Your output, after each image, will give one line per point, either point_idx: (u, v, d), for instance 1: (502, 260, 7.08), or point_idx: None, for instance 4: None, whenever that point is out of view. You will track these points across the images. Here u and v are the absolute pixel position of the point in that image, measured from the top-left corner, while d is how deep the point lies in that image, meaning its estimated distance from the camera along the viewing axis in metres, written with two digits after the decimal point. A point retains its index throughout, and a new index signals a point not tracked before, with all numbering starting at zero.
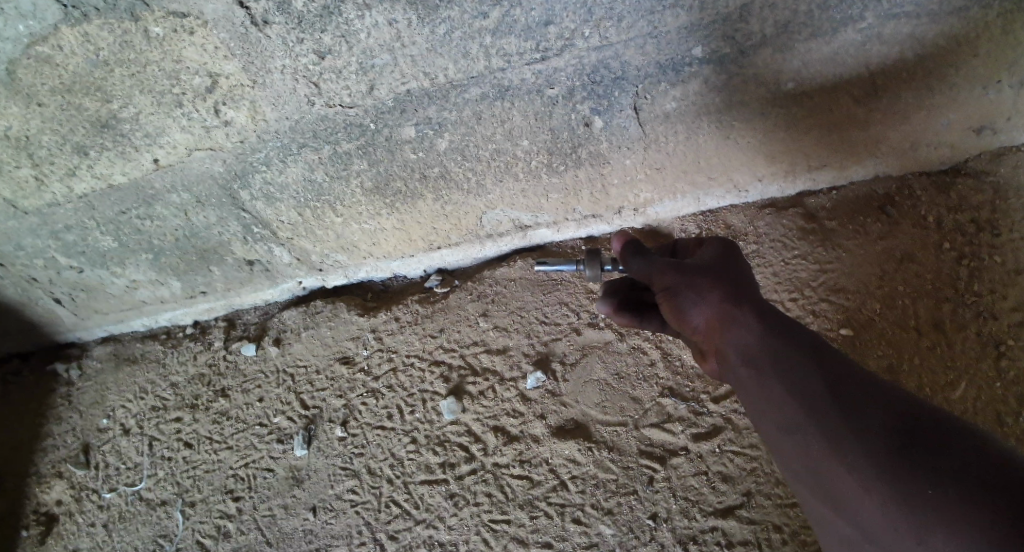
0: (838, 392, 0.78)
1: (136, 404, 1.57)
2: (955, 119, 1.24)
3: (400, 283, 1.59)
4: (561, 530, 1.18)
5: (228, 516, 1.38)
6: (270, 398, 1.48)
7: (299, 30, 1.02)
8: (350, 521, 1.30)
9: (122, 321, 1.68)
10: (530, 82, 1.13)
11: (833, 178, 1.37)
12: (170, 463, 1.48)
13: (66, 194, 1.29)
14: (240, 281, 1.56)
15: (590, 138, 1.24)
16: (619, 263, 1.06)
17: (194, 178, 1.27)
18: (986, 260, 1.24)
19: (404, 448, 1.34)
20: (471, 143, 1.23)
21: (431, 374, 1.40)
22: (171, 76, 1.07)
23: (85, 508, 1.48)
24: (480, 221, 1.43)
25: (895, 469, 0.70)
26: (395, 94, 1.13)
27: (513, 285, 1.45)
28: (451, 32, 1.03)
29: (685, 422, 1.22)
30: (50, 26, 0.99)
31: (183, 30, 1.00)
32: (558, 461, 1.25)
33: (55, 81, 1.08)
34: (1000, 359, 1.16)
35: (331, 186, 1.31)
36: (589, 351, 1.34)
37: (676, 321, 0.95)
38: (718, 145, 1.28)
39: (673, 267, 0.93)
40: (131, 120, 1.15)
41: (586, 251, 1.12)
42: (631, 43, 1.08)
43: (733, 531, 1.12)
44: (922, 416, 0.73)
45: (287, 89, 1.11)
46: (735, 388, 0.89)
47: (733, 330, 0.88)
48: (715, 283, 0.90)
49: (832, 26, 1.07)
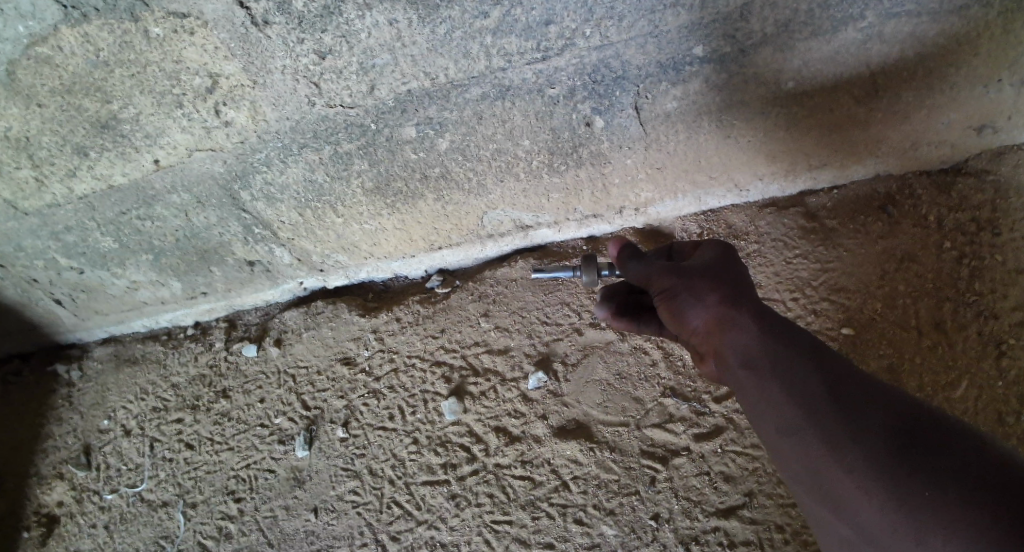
0: (837, 393, 0.78)
1: (137, 405, 1.57)
2: (955, 118, 1.24)
3: (400, 283, 1.59)
4: (563, 531, 1.18)
5: (229, 518, 1.38)
6: (271, 399, 1.48)
7: (299, 30, 1.01)
8: (352, 522, 1.30)
9: (123, 322, 1.68)
10: (530, 81, 1.13)
11: (834, 178, 1.37)
12: (171, 465, 1.48)
13: (67, 195, 1.29)
14: (240, 282, 1.56)
15: (590, 138, 1.24)
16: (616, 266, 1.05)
17: (194, 179, 1.26)
18: (987, 260, 1.23)
19: (405, 449, 1.34)
20: (472, 143, 1.23)
21: (432, 374, 1.40)
22: (171, 76, 1.07)
23: (86, 509, 1.48)
24: (480, 221, 1.43)
25: (894, 469, 0.70)
26: (395, 94, 1.13)
27: (513, 285, 1.45)
28: (452, 31, 1.03)
29: (686, 422, 1.22)
30: (50, 26, 0.99)
31: (183, 30, 1.00)
32: (560, 461, 1.24)
33: (55, 82, 1.07)
34: (1001, 359, 1.15)
35: (331, 186, 1.31)
36: (590, 351, 1.34)
37: (674, 324, 0.94)
38: (718, 145, 1.28)
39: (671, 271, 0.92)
40: (131, 121, 1.14)
41: (583, 257, 1.13)
42: (631, 43, 1.08)
43: (735, 532, 1.12)
44: (921, 417, 0.73)
45: (287, 89, 1.10)
46: (732, 389, 0.89)
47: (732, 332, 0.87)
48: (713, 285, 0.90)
49: (832, 25, 1.07)
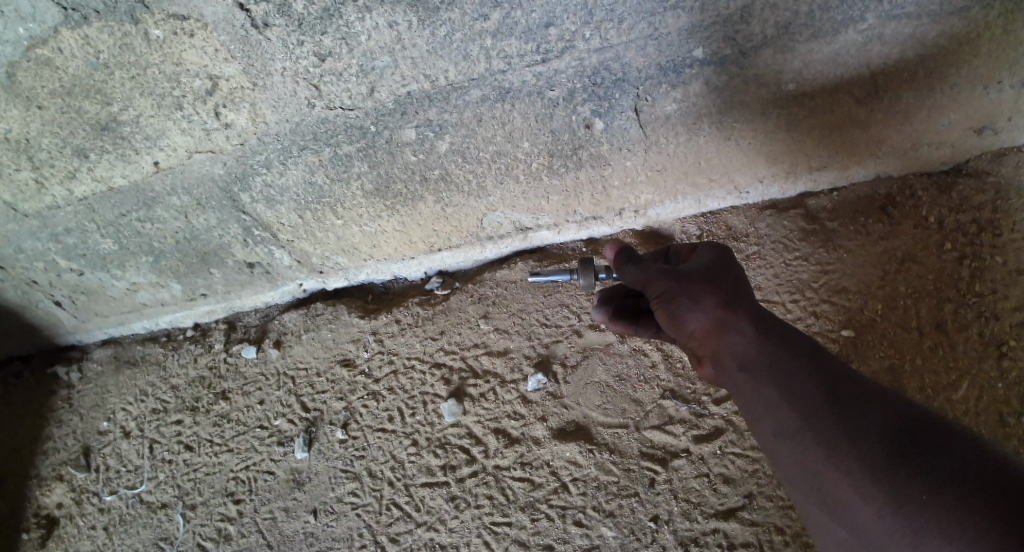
0: (836, 395, 0.78)
1: (136, 407, 1.57)
2: (956, 119, 1.24)
3: (400, 285, 1.59)
4: (562, 532, 1.18)
5: (229, 519, 1.38)
6: (271, 400, 1.48)
7: (299, 32, 1.02)
8: (352, 524, 1.30)
9: (123, 324, 1.68)
10: (530, 83, 1.13)
11: (834, 179, 1.37)
12: (170, 466, 1.47)
13: (67, 197, 1.29)
14: (240, 283, 1.56)
15: (590, 140, 1.24)
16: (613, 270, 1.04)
17: (195, 180, 1.26)
18: (988, 260, 1.23)
19: (404, 450, 1.34)
20: (472, 145, 1.23)
21: (432, 375, 1.40)
22: (171, 78, 1.07)
23: (85, 511, 1.47)
24: (480, 223, 1.43)
25: (894, 471, 0.70)
26: (395, 96, 1.13)
27: (513, 286, 1.45)
28: (452, 34, 1.03)
29: (686, 423, 1.22)
30: (50, 28, 0.99)
31: (183, 32, 1.00)
32: (560, 463, 1.24)
33: (55, 84, 1.08)
34: (1002, 359, 1.15)
35: (331, 188, 1.31)
36: (590, 353, 1.34)
37: (671, 328, 0.95)
38: (718, 146, 1.28)
39: (668, 275, 0.93)
40: (131, 123, 1.15)
41: (580, 260, 1.13)
42: (631, 45, 1.08)
43: (735, 533, 1.12)
44: (919, 418, 0.73)
45: (287, 91, 1.11)
46: (730, 392, 0.89)
47: (731, 334, 0.88)
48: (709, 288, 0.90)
49: (832, 27, 1.07)
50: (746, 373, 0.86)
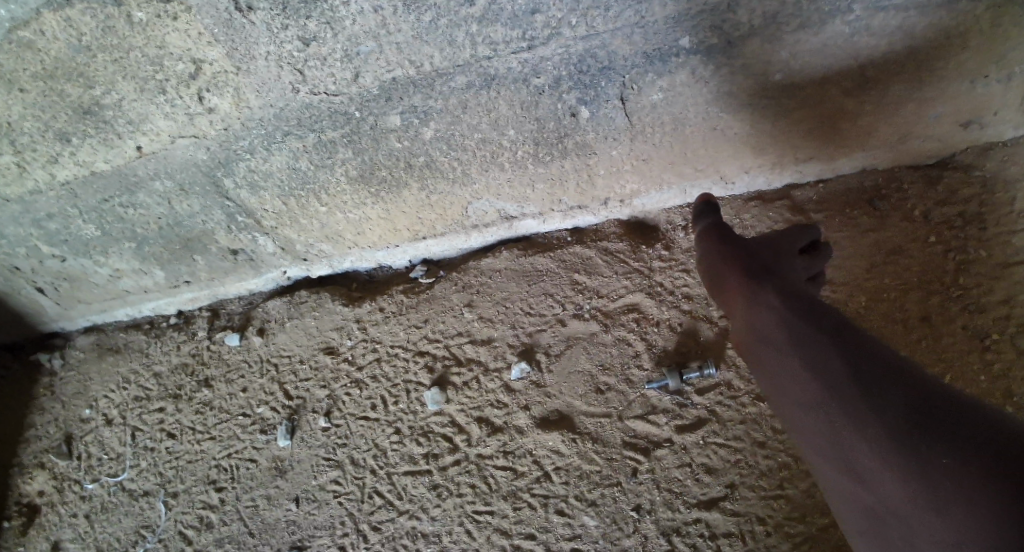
0: (857, 381, 0.81)
1: (118, 394, 1.56)
2: (946, 112, 1.24)
3: (385, 273, 1.58)
4: (544, 522, 1.18)
5: (210, 507, 1.38)
6: (254, 388, 1.48)
7: (283, 16, 1.01)
8: (333, 512, 1.30)
9: (107, 311, 1.67)
10: (517, 70, 1.12)
11: (821, 171, 1.37)
12: (153, 454, 1.47)
13: (48, 182, 1.28)
14: (224, 270, 1.55)
15: (576, 128, 1.24)
16: (704, 226, 1.14)
17: (178, 165, 1.25)
18: (974, 253, 1.23)
19: (387, 439, 1.34)
20: (457, 132, 1.23)
21: (416, 363, 1.40)
22: (154, 62, 1.06)
23: (67, 499, 1.47)
24: (466, 211, 1.42)
25: (905, 458, 0.72)
26: (380, 82, 1.12)
27: (498, 275, 1.45)
28: (437, 19, 1.02)
29: (669, 413, 1.22)
30: (31, 10, 0.98)
31: (166, 15, 0.99)
32: (542, 451, 1.24)
33: (36, 67, 1.06)
34: (987, 354, 1.15)
35: (315, 174, 1.30)
36: (574, 342, 1.33)
37: (728, 301, 1.05)
38: (705, 136, 1.28)
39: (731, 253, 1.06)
40: (113, 106, 1.13)
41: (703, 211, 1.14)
42: (617, 33, 1.07)
43: (716, 523, 1.11)
44: (934, 408, 0.74)
45: (271, 76, 1.09)
46: (767, 375, 0.94)
47: (763, 316, 0.96)
48: (757, 267, 1.02)
49: (821, 18, 1.06)
50: (778, 360, 0.92)
